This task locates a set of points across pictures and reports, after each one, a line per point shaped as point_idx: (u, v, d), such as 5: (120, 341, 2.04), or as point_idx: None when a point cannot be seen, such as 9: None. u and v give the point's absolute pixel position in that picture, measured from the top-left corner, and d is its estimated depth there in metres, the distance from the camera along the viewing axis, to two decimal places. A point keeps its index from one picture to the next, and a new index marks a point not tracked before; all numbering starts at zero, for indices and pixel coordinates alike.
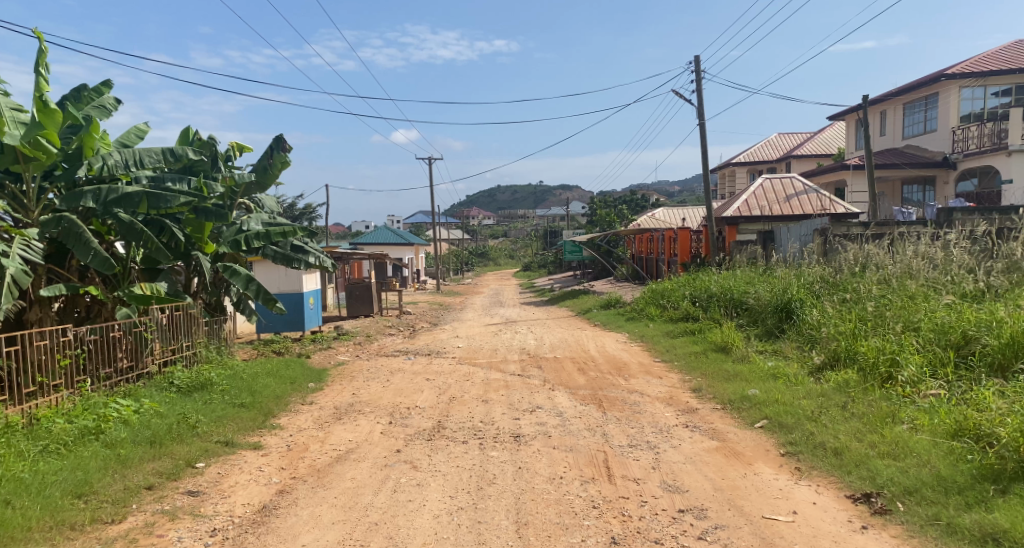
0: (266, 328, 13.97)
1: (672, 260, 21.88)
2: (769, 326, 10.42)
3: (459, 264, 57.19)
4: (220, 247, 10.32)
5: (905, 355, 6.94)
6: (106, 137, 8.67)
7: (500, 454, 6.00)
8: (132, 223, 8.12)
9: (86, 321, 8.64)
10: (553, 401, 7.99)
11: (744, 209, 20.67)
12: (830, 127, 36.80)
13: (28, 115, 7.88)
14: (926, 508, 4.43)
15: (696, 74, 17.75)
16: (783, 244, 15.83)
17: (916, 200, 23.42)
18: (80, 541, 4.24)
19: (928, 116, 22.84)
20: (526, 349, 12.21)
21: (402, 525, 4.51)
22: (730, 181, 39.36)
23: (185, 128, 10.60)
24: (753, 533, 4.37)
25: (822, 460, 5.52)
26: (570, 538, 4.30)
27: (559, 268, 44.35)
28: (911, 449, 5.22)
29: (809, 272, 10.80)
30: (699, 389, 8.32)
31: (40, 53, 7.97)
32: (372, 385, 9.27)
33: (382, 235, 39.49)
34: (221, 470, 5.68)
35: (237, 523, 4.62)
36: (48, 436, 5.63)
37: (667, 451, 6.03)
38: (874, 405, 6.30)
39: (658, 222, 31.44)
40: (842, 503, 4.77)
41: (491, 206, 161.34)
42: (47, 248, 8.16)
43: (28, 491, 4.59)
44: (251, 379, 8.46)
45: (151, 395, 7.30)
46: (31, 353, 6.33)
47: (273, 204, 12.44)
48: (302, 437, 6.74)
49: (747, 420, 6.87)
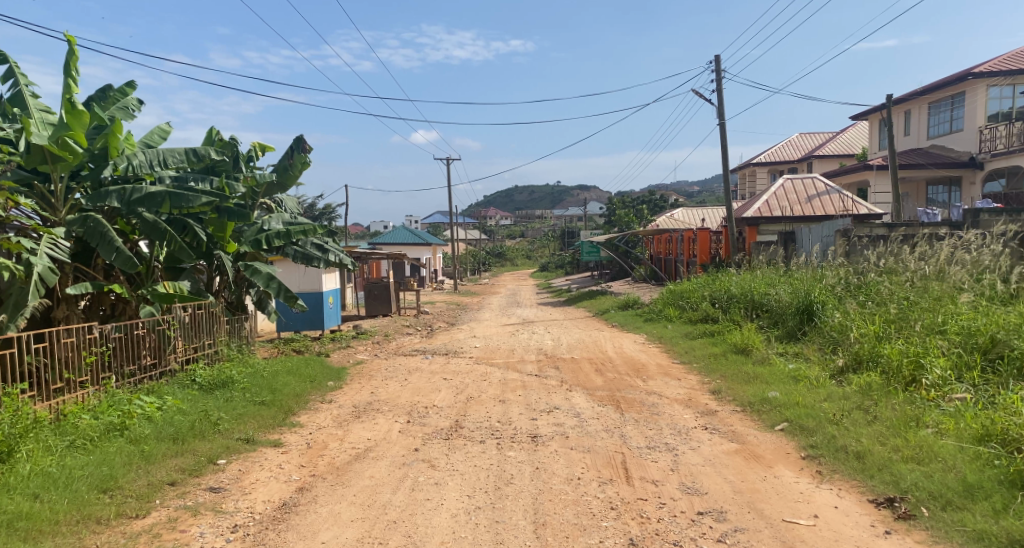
0: (286, 327, 14.07)
1: (690, 261, 21.79)
2: (790, 327, 10.29)
3: (475, 264, 57.81)
4: (242, 246, 10.43)
5: (929, 358, 6.84)
6: (130, 137, 8.82)
7: (518, 454, 6.01)
8: (155, 223, 8.27)
9: (111, 319, 8.77)
10: (570, 402, 7.97)
11: (764, 211, 20.46)
12: (853, 127, 36.27)
13: (56, 117, 8.16)
14: (952, 514, 4.36)
15: (715, 74, 17.55)
16: (804, 246, 15.67)
17: (942, 200, 23.14)
18: (106, 534, 4.32)
19: (955, 115, 22.39)
20: (544, 350, 12.16)
21: (420, 524, 4.53)
22: (749, 181, 38.95)
23: (208, 129, 10.74)
24: (773, 536, 4.33)
25: (844, 463, 5.45)
26: (588, 539, 4.29)
27: (576, 269, 44.24)
28: (935, 453, 5.13)
29: (831, 274, 10.64)
30: (719, 391, 8.26)
31: (71, 56, 8.11)
32: (390, 384, 9.34)
33: (399, 234, 39.61)
34: (242, 467, 5.74)
35: (258, 520, 4.67)
36: (75, 431, 5.72)
37: (687, 453, 6.00)
38: (898, 408, 6.21)
39: (677, 222, 31.15)
40: (864, 507, 4.70)
41: (508, 206, 161.43)
42: (73, 247, 8.29)
43: (55, 484, 4.69)
44: (272, 377, 8.55)
45: (173, 392, 7.40)
46: (59, 350, 6.44)
47: (294, 204, 12.56)
48: (321, 435, 6.79)
49: (767, 421, 6.81)
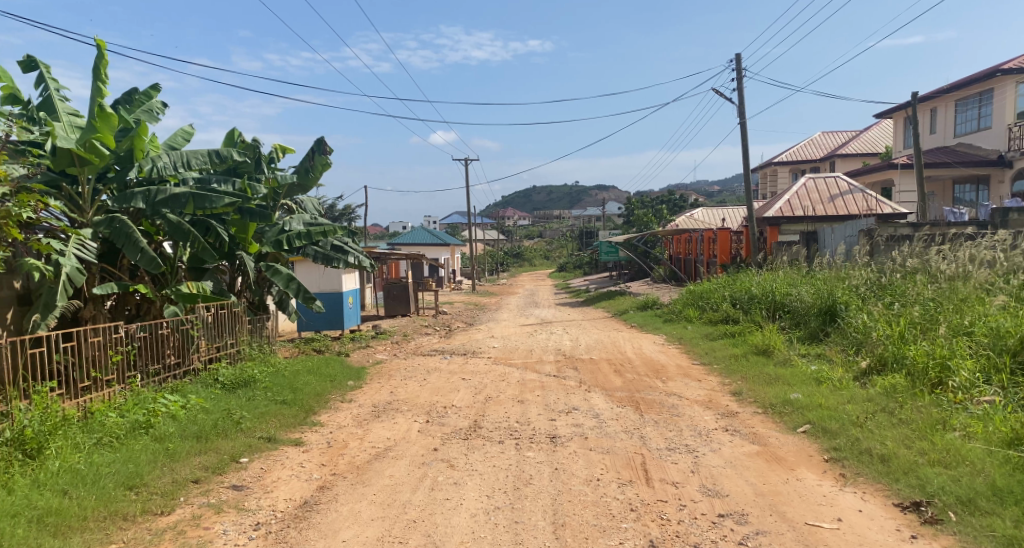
0: (306, 326, 14.21)
1: (710, 261, 21.62)
2: (813, 328, 10.16)
3: (494, 265, 57.94)
4: (263, 247, 10.55)
5: (956, 360, 6.71)
6: (155, 139, 8.96)
7: (536, 454, 6.00)
8: (179, 224, 8.38)
9: (136, 319, 8.92)
10: (589, 402, 7.95)
11: (786, 210, 20.22)
12: (877, 125, 35.75)
13: (84, 120, 8.31)
14: (981, 519, 4.26)
15: (735, 73, 17.39)
16: (827, 246, 15.47)
17: (969, 199, 22.77)
18: (132, 530, 4.39)
19: (982, 113, 21.96)
20: (563, 350, 12.14)
21: (439, 523, 4.55)
22: (771, 180, 38.57)
23: (230, 131, 10.89)
24: (796, 540, 4.28)
25: (868, 466, 5.36)
26: (608, 540, 4.28)
27: (595, 269, 44.08)
28: (963, 457, 5.04)
29: (854, 274, 10.49)
30: (740, 392, 8.17)
31: (101, 61, 8.25)
32: (409, 384, 9.38)
33: (417, 235, 39.77)
34: (264, 465, 5.81)
35: (279, 518, 4.71)
36: (102, 428, 5.82)
37: (707, 455, 5.95)
38: (924, 411, 6.10)
39: (697, 222, 30.92)
40: (890, 511, 4.62)
41: (526, 207, 161.41)
42: (100, 248, 8.44)
43: (83, 481, 4.78)
44: (293, 376, 8.63)
45: (197, 391, 7.50)
46: (86, 348, 6.55)
47: (314, 205, 12.68)
48: (342, 434, 6.84)
49: (789, 424, 6.72)
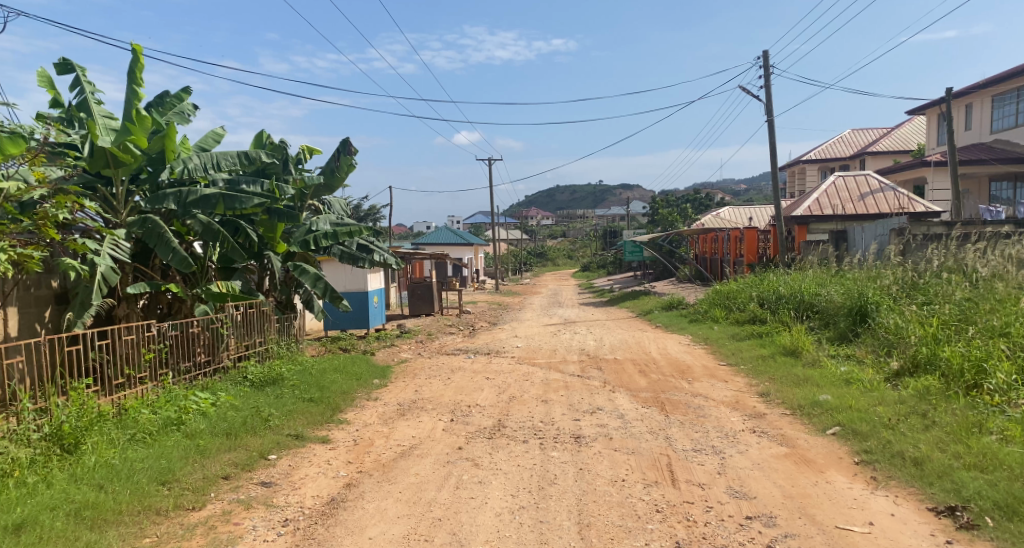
0: (332, 325, 14.36)
1: (737, 261, 21.36)
2: (842, 329, 9.98)
3: (517, 264, 57.97)
4: (291, 246, 10.68)
5: (993, 362, 6.54)
6: (186, 141, 9.14)
7: (561, 454, 5.99)
8: (209, 224, 8.51)
9: (168, 317, 9.10)
10: (614, 403, 7.91)
11: (815, 209, 19.91)
12: (909, 121, 34.97)
13: (118, 123, 8.49)
14: (1020, 525, 4.15)
15: (763, 70, 17.16)
16: (857, 245, 15.18)
17: (1006, 197, 22.16)
18: (165, 525, 4.49)
19: (1020, 108, 21.35)
20: (587, 350, 12.09)
21: (464, 522, 4.56)
22: (800, 178, 37.98)
23: (259, 133, 11.06)
24: (825, 543, 4.21)
25: (901, 470, 5.25)
26: (633, 541, 4.25)
27: (619, 269, 43.79)
28: (1000, 461, 4.91)
29: (886, 273, 10.28)
30: (767, 394, 8.06)
31: (137, 65, 8.43)
32: (434, 382, 9.42)
33: (441, 235, 39.93)
34: (291, 462, 5.89)
35: (307, 515, 4.77)
36: (136, 424, 5.95)
37: (734, 456, 5.88)
38: (958, 414, 5.95)
39: (723, 222, 30.58)
40: (923, 516, 4.52)
41: (549, 206, 161.20)
42: (133, 248, 8.63)
43: (118, 476, 4.89)
44: (319, 375, 8.73)
45: (226, 388, 7.63)
46: (120, 346, 6.70)
47: (340, 205, 12.81)
48: (368, 432, 6.90)
49: (819, 425, 6.61)
